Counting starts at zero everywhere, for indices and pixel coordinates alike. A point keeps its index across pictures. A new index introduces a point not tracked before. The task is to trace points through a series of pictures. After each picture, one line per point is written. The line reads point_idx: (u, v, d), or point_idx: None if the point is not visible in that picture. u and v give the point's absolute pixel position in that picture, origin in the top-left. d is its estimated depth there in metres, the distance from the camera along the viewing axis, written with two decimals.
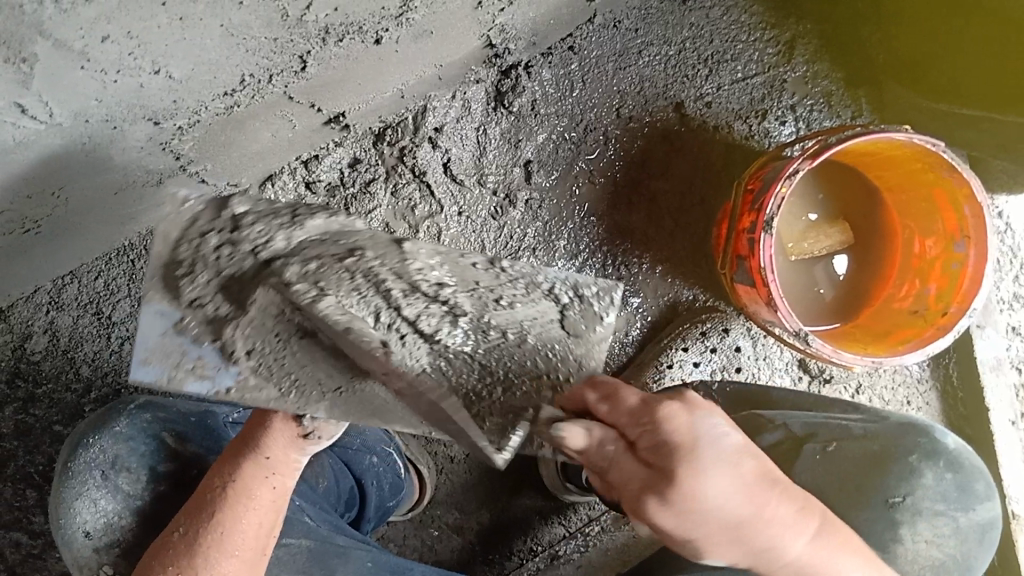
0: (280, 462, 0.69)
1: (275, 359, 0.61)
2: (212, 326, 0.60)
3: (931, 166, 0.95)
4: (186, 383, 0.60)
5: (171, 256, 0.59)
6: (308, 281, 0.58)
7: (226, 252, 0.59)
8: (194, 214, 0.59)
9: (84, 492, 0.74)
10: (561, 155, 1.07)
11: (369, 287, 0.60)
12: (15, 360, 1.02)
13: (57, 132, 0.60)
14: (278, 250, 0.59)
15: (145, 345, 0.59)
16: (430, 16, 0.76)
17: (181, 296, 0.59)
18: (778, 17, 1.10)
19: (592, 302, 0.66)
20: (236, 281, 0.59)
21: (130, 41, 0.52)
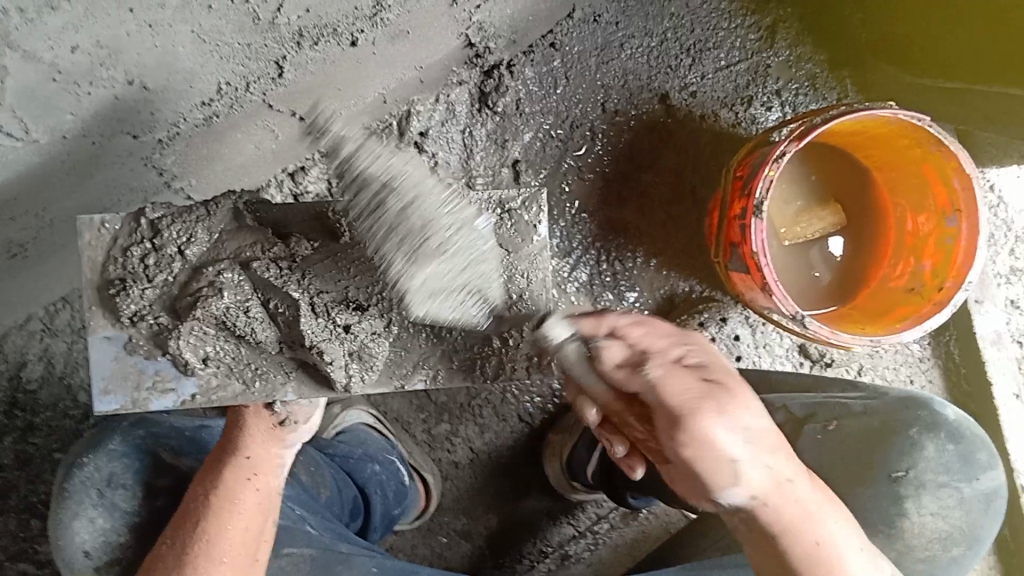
0: (261, 461, 0.71)
1: (232, 354, 0.69)
2: (157, 340, 0.68)
3: (918, 141, 0.94)
4: (150, 400, 0.68)
5: (103, 278, 0.67)
6: (242, 287, 0.67)
7: (152, 260, 0.67)
8: (113, 232, 0.67)
9: (80, 512, 0.73)
10: (549, 153, 1.07)
11: (285, 270, 0.67)
12: (12, 390, 1.01)
13: (35, 149, 0.59)
14: (200, 248, 0.68)
15: (103, 371, 0.68)
16: (405, 15, 0.75)
17: (122, 315, 0.67)
18: (759, 2, 1.10)
19: (521, 214, 0.75)
20: (172, 292, 0.67)
21: (100, 51, 0.52)
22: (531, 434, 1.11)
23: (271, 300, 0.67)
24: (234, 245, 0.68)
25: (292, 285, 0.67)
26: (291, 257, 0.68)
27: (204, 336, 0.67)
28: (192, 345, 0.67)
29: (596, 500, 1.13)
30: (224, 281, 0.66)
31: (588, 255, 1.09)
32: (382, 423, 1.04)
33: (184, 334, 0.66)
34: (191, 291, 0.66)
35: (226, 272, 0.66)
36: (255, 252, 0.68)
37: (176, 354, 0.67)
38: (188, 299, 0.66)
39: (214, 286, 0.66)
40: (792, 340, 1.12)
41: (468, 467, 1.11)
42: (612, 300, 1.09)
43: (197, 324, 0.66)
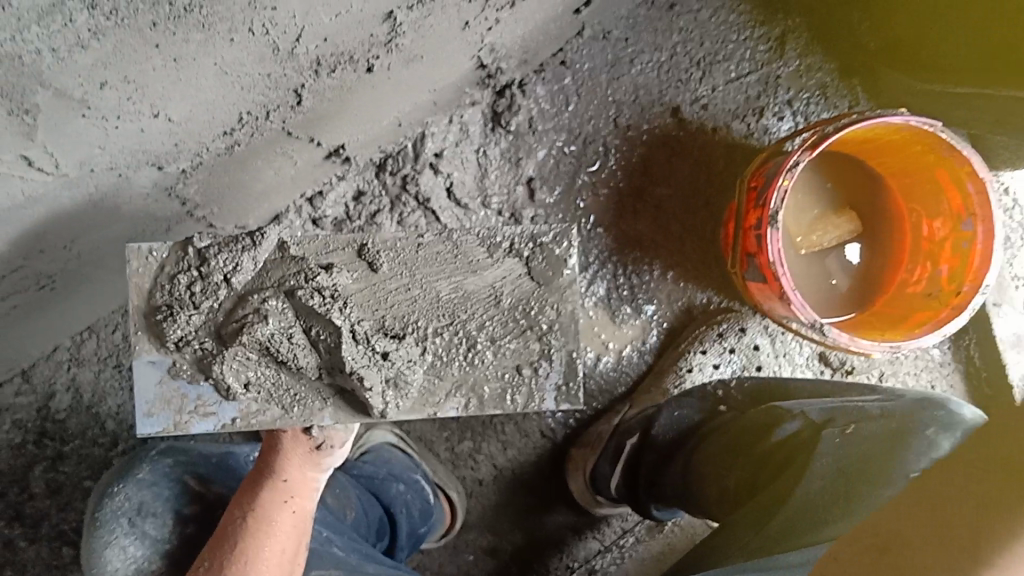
0: (296, 484, 0.73)
1: (272, 378, 0.69)
2: (200, 365, 0.68)
3: (931, 147, 0.94)
4: (191, 423, 0.69)
5: (150, 303, 0.68)
6: (285, 314, 0.68)
7: (198, 288, 0.67)
8: (161, 260, 0.68)
9: (112, 541, 0.73)
10: (563, 170, 1.08)
11: (330, 303, 0.68)
12: (40, 419, 1.02)
13: (65, 183, 0.61)
14: (246, 278, 0.68)
15: (147, 395, 0.68)
16: (419, 40, 0.77)
17: (167, 339, 0.67)
18: (766, 14, 1.11)
19: (552, 247, 0.73)
20: (219, 320, 0.68)
21: (127, 86, 0.53)
22: (555, 450, 1.12)
23: (315, 330, 0.68)
24: (278, 273, 0.69)
25: (335, 313, 0.68)
26: (336, 287, 0.68)
27: (247, 361, 0.68)
28: (235, 371, 0.68)
29: (621, 514, 1.14)
30: (269, 308, 0.67)
31: (604, 270, 1.10)
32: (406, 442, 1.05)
33: (228, 359, 0.67)
34: (233, 320, 0.67)
35: (273, 300, 0.67)
36: (300, 280, 0.68)
37: (219, 379, 0.68)
38: (234, 326, 0.67)
39: (260, 313, 0.67)
40: (811, 349, 1.13)
41: (492, 484, 1.11)
42: (629, 313, 1.11)
43: (241, 351, 0.67)
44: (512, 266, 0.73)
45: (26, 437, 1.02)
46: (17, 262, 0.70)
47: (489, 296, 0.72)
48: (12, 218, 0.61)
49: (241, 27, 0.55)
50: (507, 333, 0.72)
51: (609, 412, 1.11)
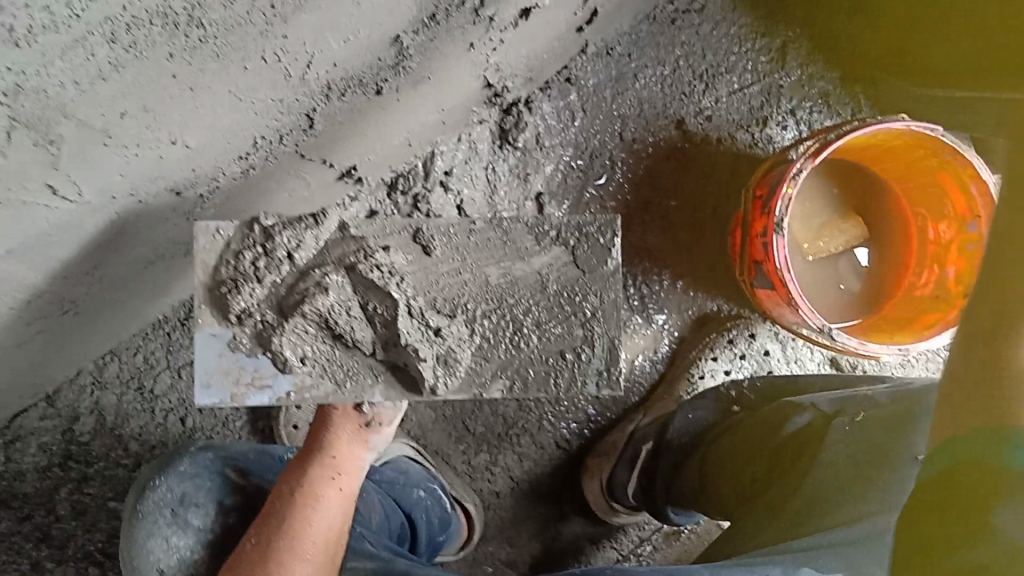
0: (343, 461, 0.76)
1: (327, 354, 0.69)
2: (259, 340, 0.68)
3: (933, 151, 0.96)
4: (248, 395, 0.68)
5: (213, 279, 0.68)
6: (344, 289, 0.69)
7: (262, 263, 0.67)
8: (225, 238, 0.68)
9: (155, 532, 0.76)
10: (571, 185, 1.10)
11: (389, 279, 0.69)
12: (65, 443, 1.04)
13: (88, 210, 0.63)
14: (309, 257, 0.69)
15: (207, 365, 0.68)
16: (426, 62, 0.79)
17: (231, 311, 0.67)
18: (767, 25, 1.13)
19: (598, 237, 0.73)
20: (281, 292, 0.68)
21: (146, 115, 0.55)
22: (570, 460, 1.14)
23: (372, 307, 0.69)
24: (339, 251, 0.70)
25: (393, 287, 0.69)
26: (393, 265, 0.70)
27: (305, 336, 0.68)
28: (294, 343, 0.68)
29: (638, 522, 1.15)
30: (330, 282, 0.68)
31: None
32: (423, 455, 1.07)
33: (289, 332, 0.68)
34: (294, 294, 0.68)
35: (333, 276, 0.69)
36: (359, 256, 0.69)
37: (277, 352, 0.68)
38: (296, 298, 0.68)
39: (320, 286, 0.68)
40: (822, 355, 1.15)
41: (509, 497, 1.13)
42: (641, 323, 1.13)
43: (300, 323, 0.68)
44: (558, 254, 0.72)
45: (50, 460, 1.04)
46: (41, 288, 0.72)
47: (536, 283, 0.72)
48: (37, 245, 0.63)
49: (254, 56, 0.57)
50: (552, 318, 0.72)
51: (623, 421, 1.13)
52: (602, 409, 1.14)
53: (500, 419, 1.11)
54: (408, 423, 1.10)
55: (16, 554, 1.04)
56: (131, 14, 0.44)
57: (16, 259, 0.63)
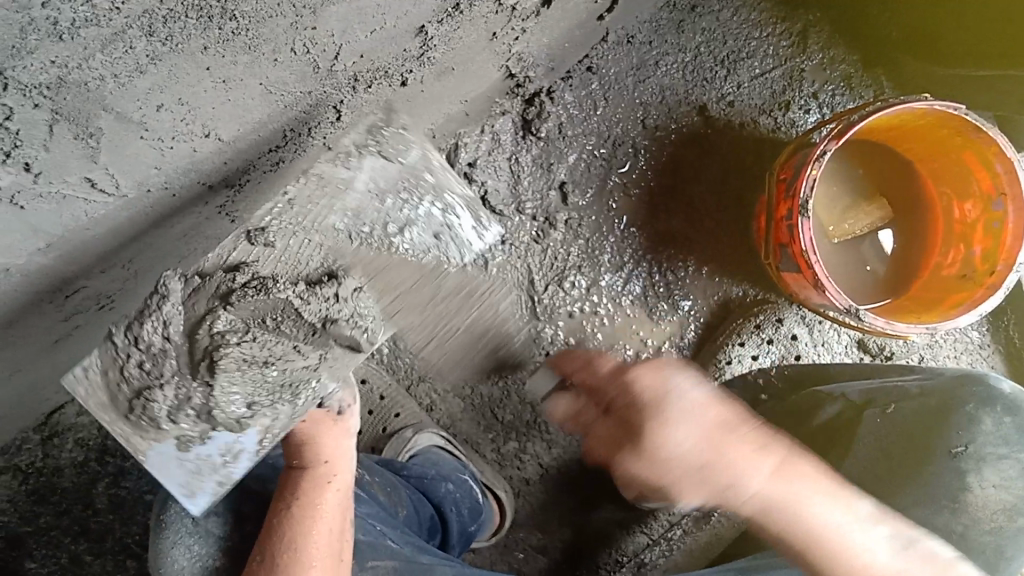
0: (328, 464, 0.78)
1: (264, 385, 0.67)
2: (205, 420, 0.67)
3: (957, 130, 0.96)
4: (228, 472, 0.69)
5: (123, 399, 0.65)
6: (233, 321, 0.65)
7: (145, 361, 0.65)
8: (100, 369, 0.65)
9: (177, 541, 0.73)
10: (593, 173, 1.11)
11: (264, 284, 0.66)
12: (102, 438, 1.05)
13: (123, 204, 0.65)
14: (169, 315, 0.64)
15: (178, 477, 0.68)
16: (449, 53, 0.80)
17: (158, 419, 0.65)
18: (786, 10, 1.13)
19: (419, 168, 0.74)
20: (186, 363, 0.65)
21: (181, 107, 0.57)
22: None
23: (269, 317, 0.66)
24: (211, 286, 0.65)
25: (272, 286, 0.66)
26: (255, 274, 0.66)
27: (234, 387, 0.66)
28: (231, 402, 0.66)
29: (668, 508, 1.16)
30: (219, 326, 0.64)
31: (639, 269, 1.12)
32: (454, 444, 1.09)
33: (219, 389, 0.65)
34: (199, 356, 0.65)
35: (220, 316, 0.64)
36: (229, 284, 0.65)
37: (227, 418, 0.67)
38: (204, 362, 0.64)
39: (217, 336, 0.64)
40: (849, 337, 1.15)
41: (539, 483, 1.14)
42: (667, 309, 1.13)
43: (224, 380, 0.65)
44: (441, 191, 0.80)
45: (87, 455, 1.06)
46: (78, 283, 0.73)
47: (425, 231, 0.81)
48: (74, 239, 0.64)
49: (285, 47, 0.58)
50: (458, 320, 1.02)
51: None
52: None
53: (528, 406, 1.12)
54: (437, 412, 1.11)
55: (55, 547, 1.06)
56: (168, 8, 0.46)
57: (54, 253, 0.65)
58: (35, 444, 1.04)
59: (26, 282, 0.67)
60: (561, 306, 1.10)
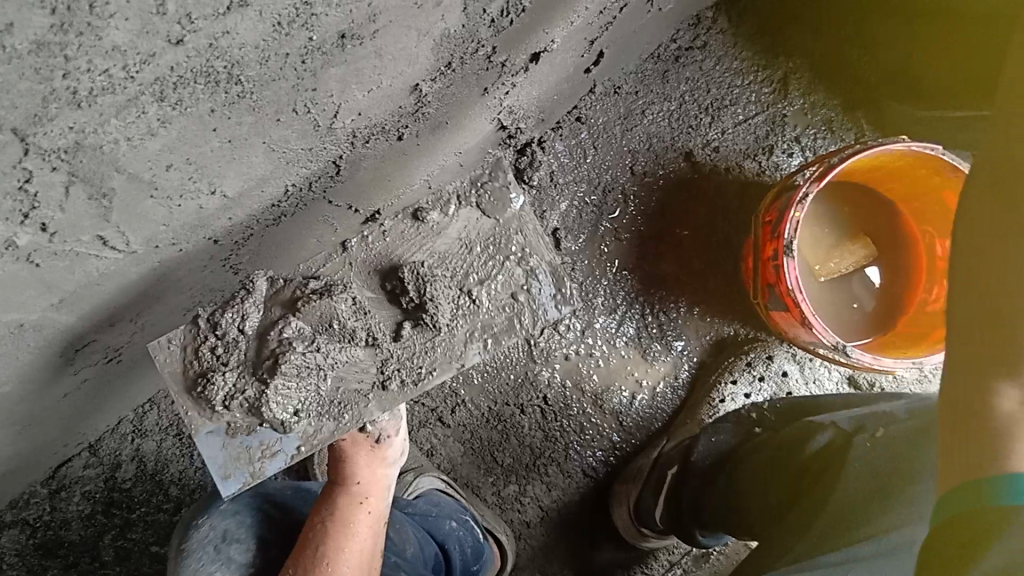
0: (368, 484, 0.82)
1: (315, 397, 0.74)
2: (252, 413, 0.73)
3: (936, 169, 0.99)
4: (265, 467, 0.74)
5: (188, 373, 0.73)
6: (305, 332, 0.73)
7: (220, 350, 0.72)
8: (180, 344, 0.73)
9: (199, 571, 0.77)
10: (585, 219, 1.14)
11: (337, 292, 0.74)
12: (107, 490, 1.07)
13: (133, 260, 0.67)
14: (255, 323, 0.74)
15: (220, 461, 0.73)
16: (443, 109, 0.83)
17: (214, 402, 0.72)
18: (768, 57, 1.17)
19: (514, 267, 0.77)
20: (251, 363, 0.73)
21: (189, 167, 0.60)
22: (597, 487, 1.17)
23: (336, 322, 0.74)
24: (286, 293, 0.75)
25: (341, 293, 0.74)
26: (327, 284, 0.75)
27: (288, 390, 0.72)
28: (281, 403, 0.72)
29: (667, 547, 1.18)
30: (290, 336, 0.72)
31: (633, 311, 1.15)
32: (455, 487, 1.11)
33: (272, 394, 0.71)
34: (266, 357, 0.72)
35: (293, 322, 0.73)
36: (302, 292, 0.74)
37: (272, 418, 0.72)
38: (268, 362, 0.72)
39: (285, 343, 0.72)
40: (840, 373, 1.18)
41: (540, 525, 1.16)
42: (661, 349, 1.16)
43: (280, 381, 0.71)
44: (513, 271, 0.77)
45: (94, 507, 1.07)
46: (89, 335, 0.76)
47: (460, 248, 0.76)
48: (87, 294, 0.67)
49: (287, 108, 0.61)
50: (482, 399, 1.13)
51: (648, 447, 1.16)
52: (626, 436, 1.16)
53: (528, 449, 1.14)
54: (438, 457, 1.14)
55: None
56: (179, 75, 0.49)
57: (67, 308, 0.67)
58: (43, 497, 1.06)
59: (41, 336, 0.69)
60: (557, 348, 1.14)
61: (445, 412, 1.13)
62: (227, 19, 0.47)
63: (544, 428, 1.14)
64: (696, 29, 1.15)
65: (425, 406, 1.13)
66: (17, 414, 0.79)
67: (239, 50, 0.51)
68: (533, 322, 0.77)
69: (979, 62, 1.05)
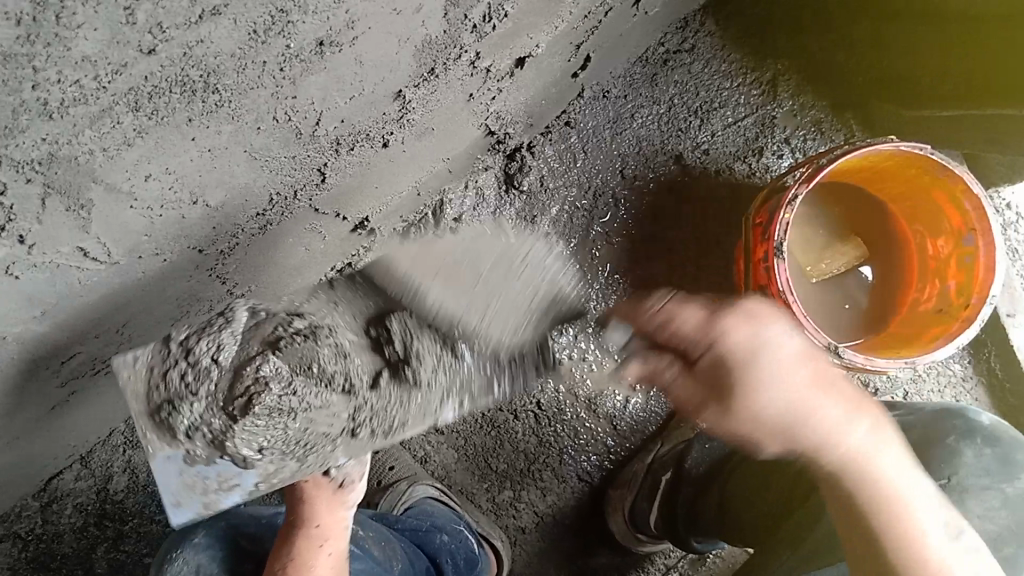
0: (327, 527, 0.79)
1: (282, 437, 0.61)
2: (215, 446, 0.61)
3: (924, 169, 0.99)
4: (219, 498, 0.64)
5: (148, 403, 0.61)
6: (282, 374, 0.60)
7: (191, 376, 0.60)
8: (147, 363, 0.61)
9: None
10: (576, 224, 1.13)
11: (316, 338, 0.64)
12: (100, 502, 1.07)
13: (116, 270, 0.67)
14: (228, 355, 0.61)
15: (171, 488, 0.63)
16: (428, 115, 0.83)
17: (176, 431, 0.61)
18: (756, 60, 1.17)
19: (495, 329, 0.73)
20: (222, 398, 0.60)
21: (169, 176, 0.59)
22: (592, 493, 1.16)
23: (316, 364, 0.63)
24: (269, 328, 0.63)
25: (321, 338, 0.65)
26: (310, 326, 0.65)
27: (256, 430, 0.60)
28: (244, 440, 0.61)
29: (663, 551, 1.17)
30: (267, 373, 0.60)
31: None
32: (449, 495, 1.11)
33: (238, 432, 0.60)
34: (238, 394, 0.60)
35: (269, 360, 0.60)
36: (284, 330, 0.63)
37: (234, 453, 0.61)
38: (240, 400, 0.60)
39: (260, 382, 0.60)
40: None
41: (535, 531, 1.15)
42: None
43: (250, 421, 0.59)
44: (497, 337, 0.74)
45: (86, 519, 1.07)
46: (75, 346, 0.75)
47: (444, 308, 0.72)
48: (70, 305, 0.67)
49: (267, 116, 0.61)
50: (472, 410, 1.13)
51: (641, 451, 1.15)
52: (620, 441, 1.16)
53: (522, 455, 1.14)
54: (432, 464, 1.13)
55: None
56: (152, 84, 0.48)
57: (50, 320, 0.67)
58: (35, 510, 1.05)
59: (25, 349, 0.69)
60: None
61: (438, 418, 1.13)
62: (200, 27, 0.47)
63: (538, 434, 1.14)
64: (684, 33, 1.15)
65: None
66: (4, 426, 0.79)
67: (214, 59, 0.50)
68: (511, 385, 0.75)
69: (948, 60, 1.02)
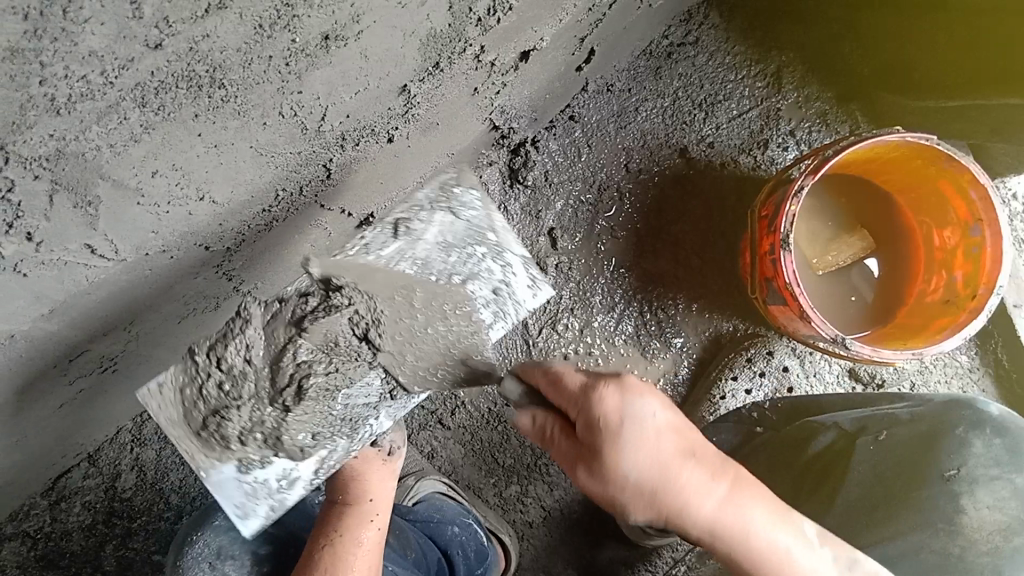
0: (373, 501, 0.81)
1: (324, 421, 0.66)
2: (268, 445, 0.66)
3: (929, 160, 0.99)
4: (287, 495, 0.68)
5: (185, 415, 0.66)
6: (316, 354, 0.64)
7: (229, 385, 0.64)
8: (174, 387, 0.66)
9: None
10: (581, 218, 1.13)
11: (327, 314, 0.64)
12: (108, 500, 1.07)
13: (124, 267, 0.67)
14: (259, 352, 0.65)
15: (234, 498, 0.67)
16: (433, 109, 0.83)
17: (229, 438, 0.65)
18: (761, 52, 1.17)
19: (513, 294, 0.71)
20: (269, 393, 0.64)
21: (175, 173, 0.59)
22: None
23: (341, 340, 0.64)
24: (287, 313, 0.65)
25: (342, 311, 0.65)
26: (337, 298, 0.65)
27: (303, 419, 0.65)
28: (294, 431, 0.65)
29: (671, 544, 1.17)
30: (303, 362, 0.64)
31: (631, 308, 1.14)
32: (457, 489, 1.11)
33: (290, 425, 0.64)
34: (282, 385, 0.64)
35: (302, 344, 0.64)
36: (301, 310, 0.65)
37: (290, 446, 0.66)
38: (289, 389, 0.63)
39: (303, 366, 0.63)
40: (841, 366, 1.17)
41: (543, 525, 1.15)
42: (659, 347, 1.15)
43: (296, 416, 0.64)
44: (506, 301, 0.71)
45: (95, 518, 1.07)
46: (82, 344, 0.75)
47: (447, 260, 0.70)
48: (78, 303, 0.67)
49: (273, 111, 0.61)
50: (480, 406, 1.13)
51: None
52: None
53: (529, 449, 1.14)
54: (439, 459, 1.13)
55: None
56: (159, 80, 0.48)
57: (57, 318, 0.67)
58: (43, 509, 1.05)
59: (33, 347, 0.69)
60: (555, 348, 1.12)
61: (445, 414, 1.13)
62: (206, 22, 0.47)
63: None
64: (686, 26, 1.15)
65: (424, 409, 1.13)
66: (13, 425, 0.79)
67: (220, 54, 0.50)
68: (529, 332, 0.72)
69: (950, 49, 1.02)
